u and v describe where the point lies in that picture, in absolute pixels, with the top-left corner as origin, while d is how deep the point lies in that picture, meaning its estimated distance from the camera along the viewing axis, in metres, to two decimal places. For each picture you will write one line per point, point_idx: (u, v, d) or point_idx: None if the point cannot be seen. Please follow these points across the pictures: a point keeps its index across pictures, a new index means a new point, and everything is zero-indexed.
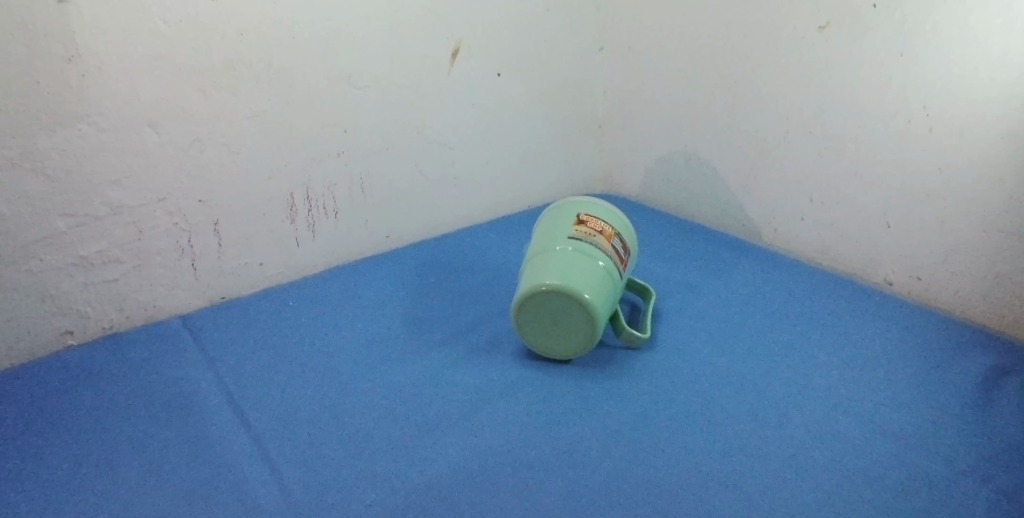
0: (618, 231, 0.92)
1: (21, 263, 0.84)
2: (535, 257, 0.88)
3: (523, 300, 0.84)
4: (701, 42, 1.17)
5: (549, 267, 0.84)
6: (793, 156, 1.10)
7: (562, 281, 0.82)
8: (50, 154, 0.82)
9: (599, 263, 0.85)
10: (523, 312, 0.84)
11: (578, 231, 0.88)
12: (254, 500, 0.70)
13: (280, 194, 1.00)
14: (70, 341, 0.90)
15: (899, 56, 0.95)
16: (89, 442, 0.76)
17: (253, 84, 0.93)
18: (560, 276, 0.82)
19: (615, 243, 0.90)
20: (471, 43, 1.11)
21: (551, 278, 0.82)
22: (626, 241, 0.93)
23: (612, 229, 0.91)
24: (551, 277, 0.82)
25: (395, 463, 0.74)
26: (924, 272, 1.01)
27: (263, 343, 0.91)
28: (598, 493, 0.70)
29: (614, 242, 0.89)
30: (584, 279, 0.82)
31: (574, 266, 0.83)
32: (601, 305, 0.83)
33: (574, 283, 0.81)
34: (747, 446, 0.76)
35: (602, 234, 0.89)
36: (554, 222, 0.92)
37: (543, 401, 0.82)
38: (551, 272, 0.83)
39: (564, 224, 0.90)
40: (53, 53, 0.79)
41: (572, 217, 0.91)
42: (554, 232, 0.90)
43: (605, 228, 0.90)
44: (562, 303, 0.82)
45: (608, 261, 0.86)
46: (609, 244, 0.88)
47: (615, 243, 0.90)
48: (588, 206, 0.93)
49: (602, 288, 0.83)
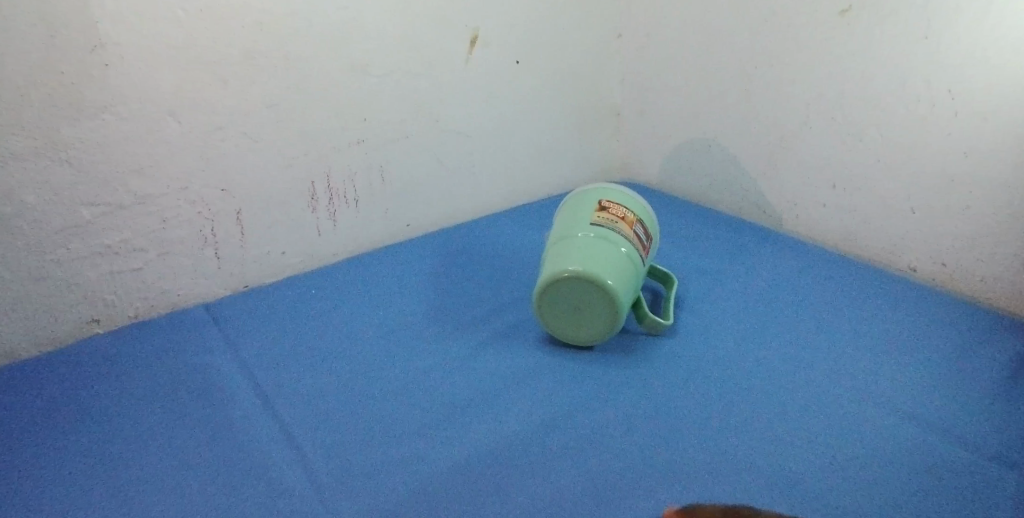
0: (639, 218, 0.92)
1: (47, 252, 0.85)
2: (556, 244, 0.87)
3: (544, 288, 0.83)
4: (719, 28, 1.16)
5: (570, 254, 0.84)
6: (813, 143, 1.09)
7: (586, 268, 0.81)
8: (74, 143, 0.82)
9: (622, 250, 0.85)
10: (545, 300, 0.84)
11: (599, 218, 0.88)
12: (281, 485, 0.70)
13: (300, 182, 1.00)
14: (95, 329, 0.91)
15: (921, 42, 0.94)
16: (116, 428, 0.77)
17: (273, 73, 0.93)
18: (583, 263, 0.82)
19: (637, 229, 0.89)
20: (487, 33, 1.10)
21: (572, 264, 0.82)
22: (648, 228, 0.92)
23: (633, 215, 0.90)
24: (572, 263, 0.82)
25: (419, 447, 0.74)
26: (948, 258, 1.00)
27: (285, 332, 0.92)
28: (622, 480, 0.70)
29: (635, 229, 0.89)
30: (606, 266, 0.82)
31: (595, 253, 0.83)
32: (624, 290, 0.82)
33: (596, 270, 0.81)
34: (771, 432, 0.75)
35: (624, 221, 0.88)
36: (574, 209, 0.92)
37: (566, 388, 0.82)
38: (571, 260, 0.83)
39: (585, 211, 0.90)
40: (75, 42, 0.79)
41: (592, 204, 0.91)
42: (574, 220, 0.90)
43: (626, 214, 0.89)
44: (584, 290, 0.82)
45: (630, 247, 0.86)
46: (631, 230, 0.88)
47: (637, 229, 0.89)
48: (610, 193, 0.93)
49: (624, 275, 0.83)
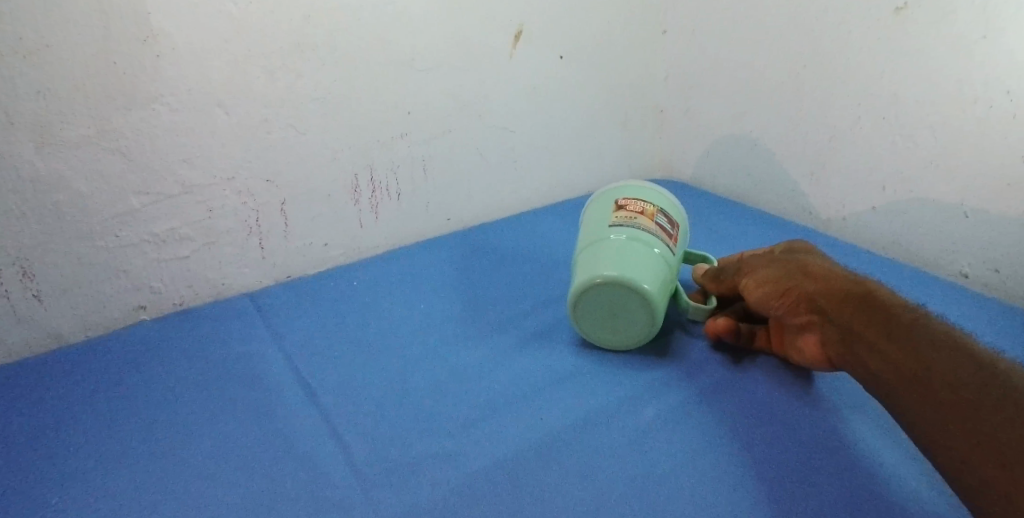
0: (661, 207, 0.90)
1: (97, 238, 0.86)
2: (581, 251, 0.86)
3: (579, 298, 0.82)
4: (769, 26, 1.13)
5: (598, 259, 0.82)
6: (862, 145, 1.06)
7: (615, 270, 0.80)
8: (126, 133, 0.84)
9: (649, 247, 0.83)
10: (580, 309, 0.83)
11: (618, 217, 0.86)
12: (324, 476, 0.71)
13: (344, 175, 1.01)
14: (142, 315, 0.93)
15: (978, 41, 0.91)
16: (163, 414, 0.78)
17: (319, 66, 0.93)
18: (611, 266, 0.80)
19: (659, 220, 0.87)
20: (532, 27, 1.09)
21: (602, 269, 0.80)
22: (672, 215, 0.90)
23: (653, 206, 0.89)
24: (602, 268, 0.80)
25: (460, 443, 0.74)
26: (1002, 265, 0.97)
27: (326, 322, 0.93)
28: (665, 485, 0.70)
29: (657, 221, 0.87)
30: (635, 265, 0.80)
31: (622, 253, 0.82)
32: (656, 286, 0.81)
33: (625, 270, 0.79)
34: (804, 442, 0.75)
35: (643, 215, 0.87)
36: (595, 213, 0.91)
37: (605, 388, 0.81)
38: (598, 263, 0.81)
39: (605, 213, 0.89)
40: (128, 34, 0.80)
41: (610, 204, 0.90)
42: (597, 223, 0.88)
43: (646, 208, 0.88)
44: (617, 293, 0.81)
45: (656, 242, 0.84)
46: (653, 223, 0.86)
47: (659, 220, 0.87)
48: (626, 190, 0.91)
49: (656, 272, 0.81)
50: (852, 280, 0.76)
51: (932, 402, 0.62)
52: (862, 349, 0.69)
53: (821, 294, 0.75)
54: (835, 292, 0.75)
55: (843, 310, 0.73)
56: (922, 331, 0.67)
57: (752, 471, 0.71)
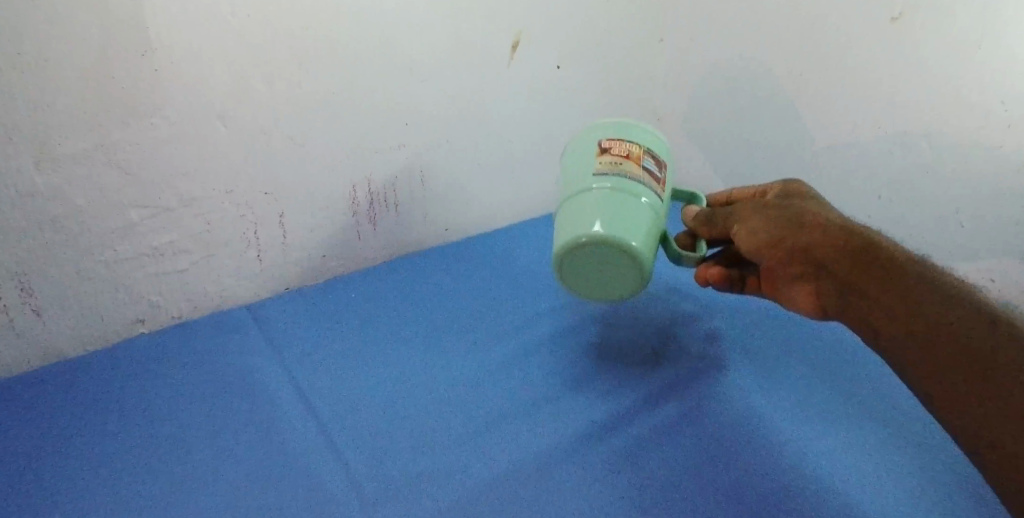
0: (646, 148, 0.81)
1: (95, 252, 0.86)
2: (562, 203, 0.78)
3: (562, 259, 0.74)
4: (769, 30, 1.12)
5: (584, 215, 0.74)
6: (860, 153, 1.07)
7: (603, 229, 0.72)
8: (124, 146, 0.83)
9: (638, 197, 0.75)
10: (565, 272, 0.75)
11: (602, 164, 0.77)
12: (325, 490, 0.71)
13: (342, 186, 1.01)
14: (140, 328, 0.93)
15: (976, 49, 0.92)
16: (162, 428, 0.78)
17: (319, 76, 0.93)
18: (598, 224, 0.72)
19: (646, 164, 0.79)
20: (531, 36, 1.09)
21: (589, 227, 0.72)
22: (657, 156, 0.82)
23: (638, 148, 0.80)
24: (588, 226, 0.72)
25: (461, 456, 0.74)
26: (996, 269, 1.00)
27: (324, 333, 0.93)
28: (665, 498, 0.70)
29: (644, 165, 0.79)
30: (625, 222, 0.72)
31: (609, 207, 0.73)
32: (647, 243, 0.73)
33: (615, 228, 0.72)
34: (794, 451, 0.75)
35: (629, 159, 0.78)
36: (575, 157, 0.82)
37: (604, 398, 0.81)
38: (585, 221, 0.73)
39: (586, 158, 0.80)
40: (127, 46, 0.79)
41: (591, 148, 0.80)
42: (578, 170, 0.79)
43: (631, 150, 0.79)
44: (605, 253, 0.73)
45: (645, 191, 0.76)
46: (641, 168, 0.78)
47: (647, 164, 0.79)
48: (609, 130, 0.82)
49: (646, 227, 0.74)
50: (848, 226, 0.72)
51: (942, 368, 0.61)
52: (869, 313, 0.67)
53: (815, 243, 0.71)
54: (831, 239, 0.71)
55: (848, 268, 0.69)
56: (926, 291, 0.66)
57: (749, 481, 0.71)
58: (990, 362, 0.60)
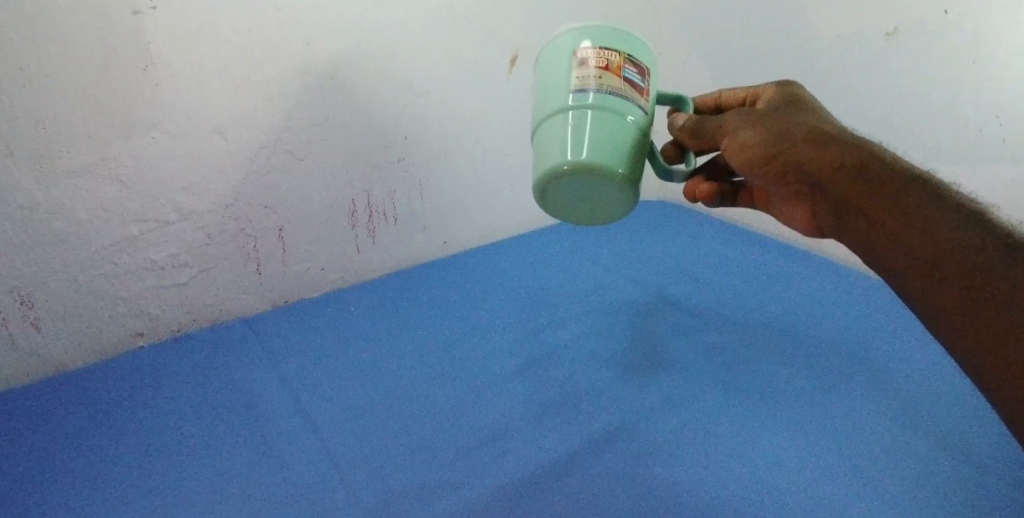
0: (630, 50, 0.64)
1: (95, 265, 0.87)
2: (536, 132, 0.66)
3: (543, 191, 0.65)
4: (766, 45, 1.14)
5: (561, 147, 0.63)
6: None
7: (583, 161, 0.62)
8: (124, 160, 0.84)
9: (622, 119, 0.63)
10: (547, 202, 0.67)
11: (576, 83, 0.63)
12: (321, 502, 0.70)
13: (342, 200, 1.02)
14: (139, 341, 0.93)
15: (969, 65, 0.92)
16: (159, 441, 0.78)
17: (318, 91, 0.94)
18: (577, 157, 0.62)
19: (628, 74, 0.64)
20: (529, 51, 1.10)
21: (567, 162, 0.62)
22: (643, 57, 0.65)
23: (619, 54, 0.64)
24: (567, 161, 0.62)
25: (457, 469, 0.74)
26: None
27: (323, 345, 0.93)
28: (663, 510, 0.69)
29: (626, 76, 0.63)
30: (608, 150, 0.62)
31: (589, 135, 0.62)
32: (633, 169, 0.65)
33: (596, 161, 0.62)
34: (790, 462, 0.74)
35: (609, 72, 0.63)
36: (546, 69, 0.66)
37: (601, 411, 0.81)
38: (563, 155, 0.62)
39: (558, 73, 0.64)
40: (127, 62, 0.80)
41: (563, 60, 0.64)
42: (550, 89, 0.65)
43: (610, 59, 0.63)
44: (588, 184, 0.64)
45: (630, 112, 0.63)
46: (622, 82, 0.63)
47: (629, 75, 0.63)
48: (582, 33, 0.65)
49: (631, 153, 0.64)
50: (846, 137, 0.61)
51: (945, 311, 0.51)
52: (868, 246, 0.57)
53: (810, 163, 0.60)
54: (827, 161, 0.59)
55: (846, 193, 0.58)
56: (932, 210, 0.54)
57: (748, 492, 0.71)
58: (995, 292, 0.50)
